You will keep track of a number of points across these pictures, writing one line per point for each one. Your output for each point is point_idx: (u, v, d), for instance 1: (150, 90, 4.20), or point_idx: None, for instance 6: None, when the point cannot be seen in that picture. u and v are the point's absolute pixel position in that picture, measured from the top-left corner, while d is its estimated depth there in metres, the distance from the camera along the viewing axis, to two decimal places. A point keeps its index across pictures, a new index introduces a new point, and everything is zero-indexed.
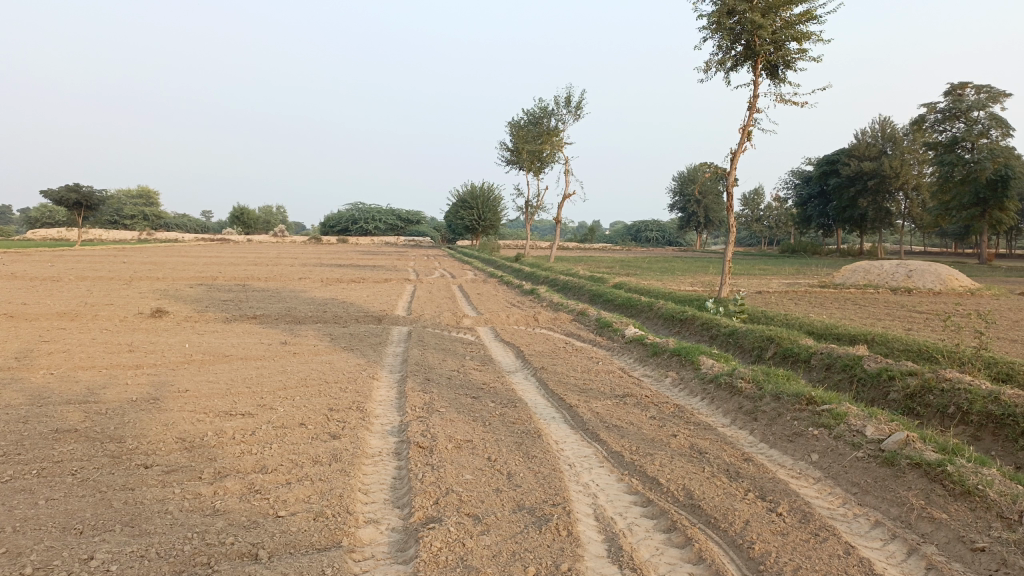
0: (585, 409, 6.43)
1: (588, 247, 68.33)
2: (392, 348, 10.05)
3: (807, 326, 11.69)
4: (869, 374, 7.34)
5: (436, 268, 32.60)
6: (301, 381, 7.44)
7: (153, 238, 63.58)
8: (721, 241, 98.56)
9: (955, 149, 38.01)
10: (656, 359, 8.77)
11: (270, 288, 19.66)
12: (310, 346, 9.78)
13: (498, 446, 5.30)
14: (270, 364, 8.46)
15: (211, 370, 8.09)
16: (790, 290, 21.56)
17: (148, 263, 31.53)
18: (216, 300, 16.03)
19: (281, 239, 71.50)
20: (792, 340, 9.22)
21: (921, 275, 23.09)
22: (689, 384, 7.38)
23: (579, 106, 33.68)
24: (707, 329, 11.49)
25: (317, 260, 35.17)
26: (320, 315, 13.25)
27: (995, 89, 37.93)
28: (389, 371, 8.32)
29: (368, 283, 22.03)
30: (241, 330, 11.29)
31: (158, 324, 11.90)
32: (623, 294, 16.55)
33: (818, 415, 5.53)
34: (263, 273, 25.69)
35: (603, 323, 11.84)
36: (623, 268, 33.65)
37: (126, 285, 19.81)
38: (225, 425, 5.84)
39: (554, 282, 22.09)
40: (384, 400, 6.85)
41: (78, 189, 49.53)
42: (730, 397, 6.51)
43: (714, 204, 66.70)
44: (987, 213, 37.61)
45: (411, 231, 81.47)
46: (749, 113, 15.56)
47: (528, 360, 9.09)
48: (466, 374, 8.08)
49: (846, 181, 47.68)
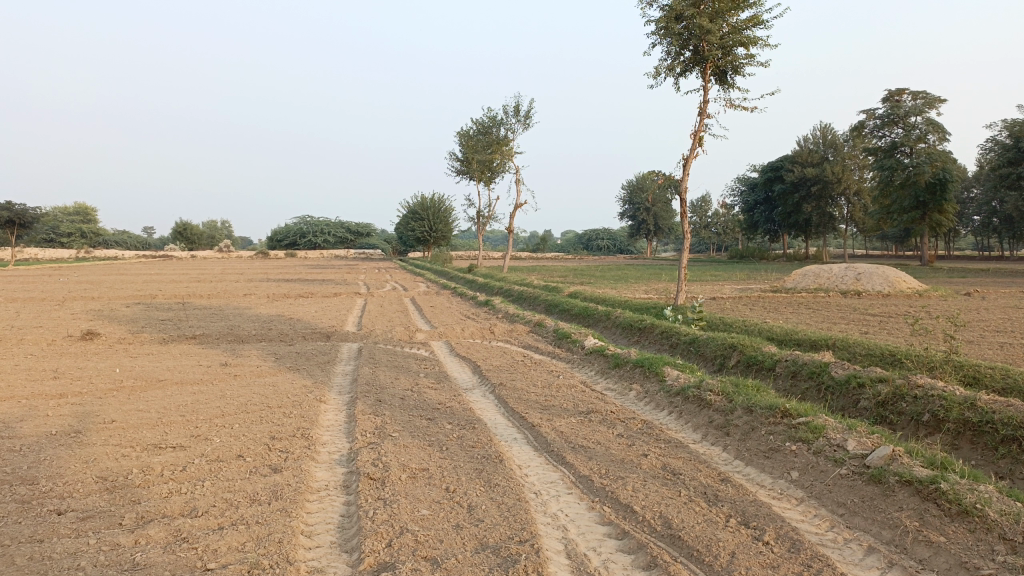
0: (548, 428, 6.04)
1: (540, 257, 68.25)
2: (341, 366, 9.52)
3: (766, 332, 11.54)
4: (837, 382, 7.13)
5: (387, 280, 31.98)
6: (241, 407, 6.89)
7: (92, 256, 61.26)
8: (671, 248, 99.59)
9: (894, 153, 38.89)
10: (619, 371, 8.44)
11: (213, 305, 18.83)
12: (253, 367, 9.20)
13: (457, 474, 4.87)
14: (208, 389, 7.87)
15: (143, 398, 7.47)
16: (743, 296, 21.57)
17: (84, 282, 30.14)
18: (154, 320, 15.21)
19: (227, 254, 69.70)
20: (755, 347, 8.99)
21: (870, 278, 23.38)
22: (655, 397, 7.05)
23: (528, 115, 33.48)
24: (666, 338, 11.24)
25: (264, 276, 34.20)
26: (264, 333, 12.60)
27: (930, 94, 38.98)
28: (337, 393, 7.81)
29: (317, 298, 21.36)
30: (180, 352, 10.61)
31: (89, 348, 11.13)
32: (579, 304, 16.25)
33: (794, 429, 5.23)
34: (206, 291, 24.69)
35: (561, 334, 11.49)
36: (576, 276, 33.52)
37: (58, 307, 18.76)
38: (154, 461, 5.28)
39: (508, 293, 21.69)
40: (332, 425, 6.35)
41: (9, 207, 47.43)
42: (699, 411, 6.19)
43: (663, 211, 67.32)
44: (927, 216, 38.41)
45: (361, 244, 80.32)
46: (700, 118, 15.46)
47: (485, 376, 8.67)
48: (420, 393, 7.61)
49: (791, 186, 48.48)
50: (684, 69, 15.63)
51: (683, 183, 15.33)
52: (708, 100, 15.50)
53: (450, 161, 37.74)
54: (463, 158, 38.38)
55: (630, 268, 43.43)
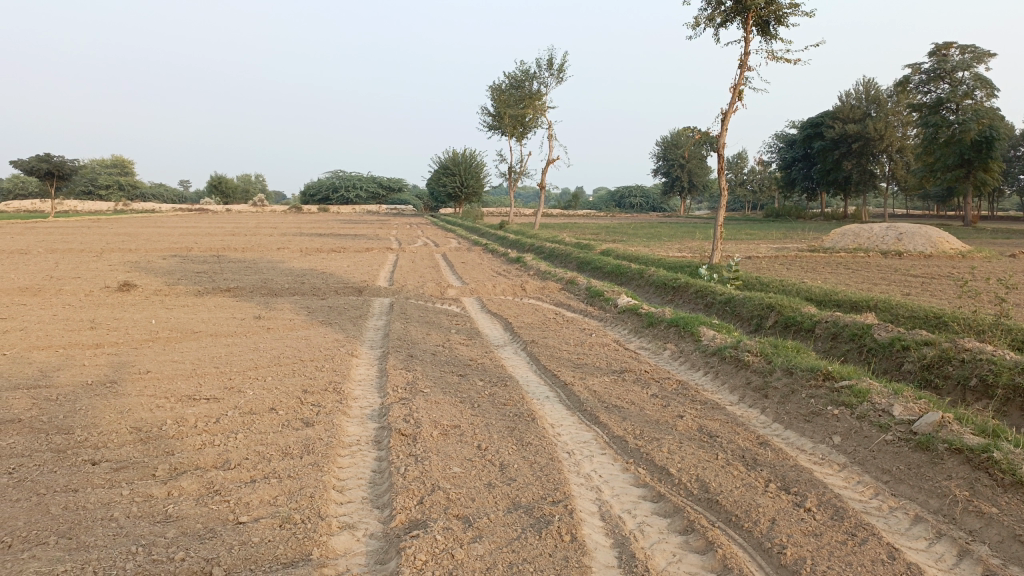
0: (581, 387, 5.94)
1: (572, 214, 67.73)
2: (373, 321, 9.50)
3: (804, 292, 11.28)
4: (880, 344, 6.92)
5: (418, 236, 31.94)
6: (273, 360, 6.89)
7: (130, 209, 62.07)
8: (705, 206, 98.09)
9: (939, 110, 37.54)
10: (652, 330, 8.29)
11: (246, 258, 18.97)
12: (285, 321, 9.22)
13: (488, 432, 4.80)
14: (241, 341, 7.90)
15: (178, 350, 7.51)
16: (780, 255, 21.15)
17: (122, 235, 30.55)
18: (189, 272, 15.35)
19: (261, 208, 70.28)
20: (794, 307, 8.77)
21: (911, 238, 22.77)
22: (690, 357, 6.91)
23: (562, 68, 32.84)
24: (701, 297, 11.05)
25: (297, 230, 34.38)
26: (296, 287, 12.61)
27: (980, 48, 37.44)
28: (369, 347, 7.77)
29: (349, 253, 21.42)
30: (214, 305, 10.67)
31: (125, 299, 11.25)
32: (612, 262, 16.03)
33: (837, 392, 5.07)
34: (240, 244, 24.87)
35: (593, 292, 11.35)
36: (609, 234, 33.21)
37: (97, 258, 19.00)
38: (187, 412, 5.29)
39: (540, 249, 21.49)
40: (363, 380, 6.31)
41: (48, 159, 48.05)
42: (736, 373, 6.04)
43: (698, 168, 66.19)
44: (971, 174, 37.40)
45: (393, 200, 80.32)
46: (740, 71, 14.96)
47: (516, 333, 8.58)
48: (451, 349, 7.55)
49: (830, 144, 47.23)
50: (725, 20, 15.09)
51: (720, 139, 14.93)
52: (749, 52, 14.97)
53: (482, 115, 37.28)
54: (496, 112, 37.88)
55: (664, 225, 42.87)
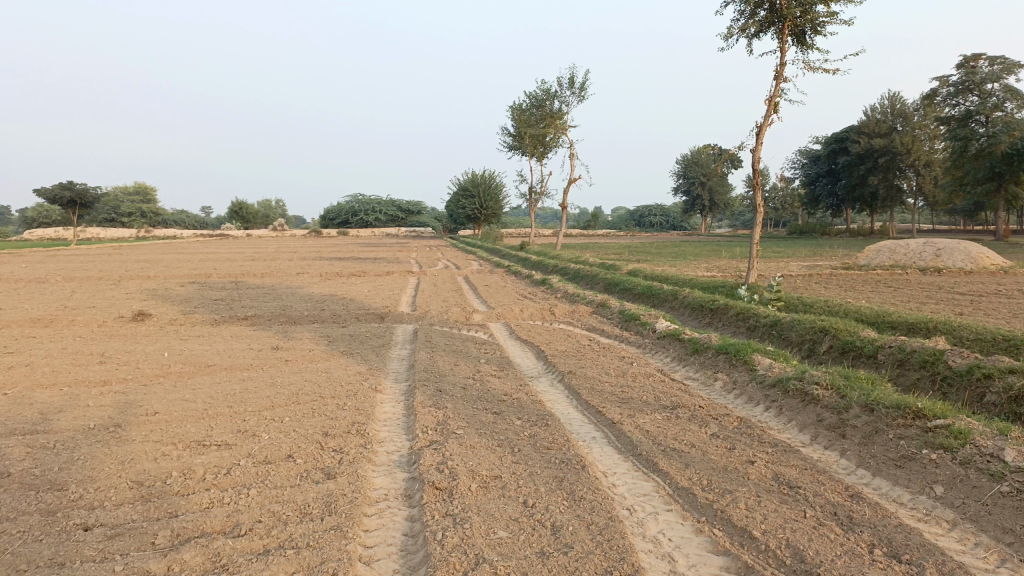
0: (631, 426, 5.33)
1: (593, 234, 67.13)
2: (397, 351, 8.95)
3: (852, 313, 10.60)
4: (958, 373, 6.26)
5: (439, 258, 31.51)
6: (291, 398, 6.35)
7: (151, 236, 62.33)
8: (726, 223, 97.14)
9: (968, 123, 36.65)
10: (699, 358, 7.66)
11: (266, 284, 18.58)
12: (304, 352, 8.69)
13: (533, 484, 4.20)
14: (258, 375, 7.38)
15: (191, 386, 7.00)
16: (814, 273, 20.41)
17: (141, 262, 30.36)
18: (208, 300, 14.92)
19: (281, 233, 70.40)
20: (851, 332, 8.11)
21: (951, 253, 21.94)
22: (746, 389, 6.29)
23: (583, 87, 32.45)
24: (743, 320, 10.41)
25: (317, 255, 34.12)
26: (317, 314, 12.13)
27: (1008, 59, 36.58)
28: (394, 381, 7.21)
29: (369, 277, 20.97)
30: (231, 335, 10.19)
31: (140, 329, 10.80)
32: (642, 283, 15.42)
33: (932, 434, 4.44)
34: (261, 270, 24.53)
35: (629, 315, 10.75)
36: (632, 253, 32.60)
37: (115, 286, 18.69)
38: (196, 462, 4.74)
39: (565, 271, 20.91)
40: (389, 420, 5.75)
41: (71, 186, 48.30)
42: (804, 409, 5.41)
43: (720, 186, 65.45)
44: (1002, 187, 36.27)
45: (412, 222, 80.25)
46: (775, 83, 14.41)
47: (551, 362, 7.98)
48: (483, 382, 6.97)
49: (855, 159, 46.42)
50: (758, 30, 14.58)
51: (755, 152, 14.33)
52: (784, 63, 14.43)
53: (502, 136, 36.97)
54: (516, 133, 37.57)
55: (687, 244, 42.24)
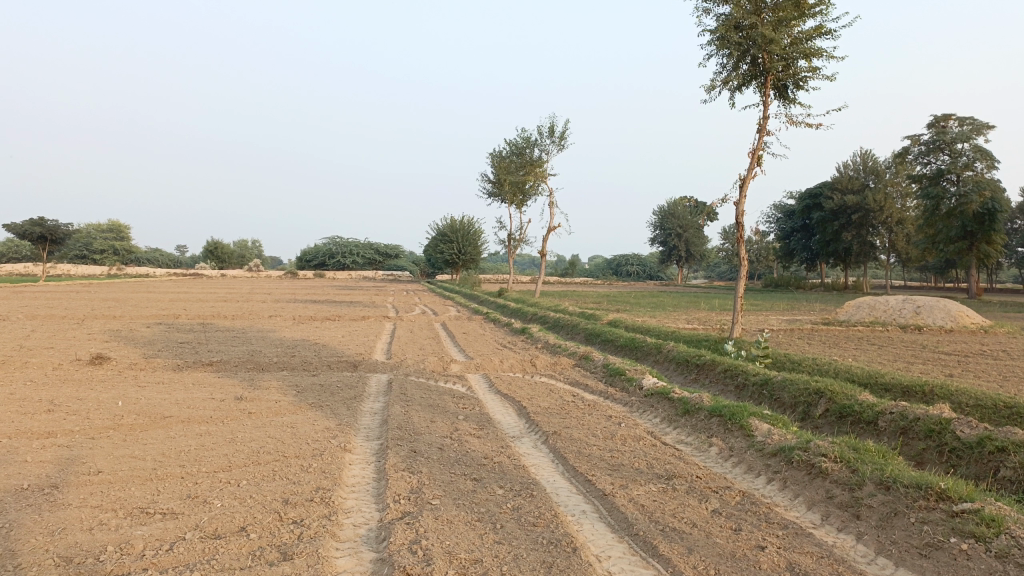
0: (625, 499, 4.85)
1: (571, 281, 67.02)
2: (369, 404, 8.41)
3: (843, 373, 10.27)
4: (967, 445, 5.89)
5: (415, 303, 31.03)
6: (251, 457, 5.79)
7: (123, 274, 61.20)
8: (701, 274, 97.71)
9: (940, 181, 37.17)
10: (690, 420, 7.23)
11: (235, 327, 17.95)
12: (270, 403, 8.12)
13: (518, 570, 3.71)
14: (217, 430, 6.81)
15: (142, 441, 6.41)
16: (794, 328, 20.22)
17: (109, 300, 29.50)
18: (172, 343, 14.27)
19: (256, 273, 69.55)
20: (848, 394, 7.76)
21: (930, 311, 21.89)
22: (744, 456, 5.87)
23: (564, 137, 32.53)
24: (731, 377, 10.04)
25: (291, 297, 33.47)
26: (286, 361, 11.56)
27: (978, 121, 37.25)
28: (364, 439, 6.68)
29: (344, 321, 20.41)
30: (193, 382, 9.59)
31: (96, 374, 10.16)
32: (624, 335, 15.05)
33: (959, 520, 4.05)
34: (232, 311, 23.83)
35: (613, 370, 10.34)
36: (611, 303, 32.38)
37: (77, 326, 17.96)
38: (135, 535, 4.18)
39: (544, 319, 20.51)
40: (358, 485, 5.23)
41: (42, 222, 47.31)
42: (811, 484, 5.01)
43: (697, 238, 65.86)
44: (974, 247, 36.61)
45: (389, 266, 79.76)
46: (759, 136, 14.32)
47: (533, 420, 7.49)
48: (461, 443, 6.46)
49: (830, 215, 46.93)
50: (741, 83, 14.52)
51: (740, 205, 14.15)
52: (767, 116, 14.35)
53: (482, 181, 36.89)
54: (496, 179, 37.53)
55: (666, 295, 42.16)
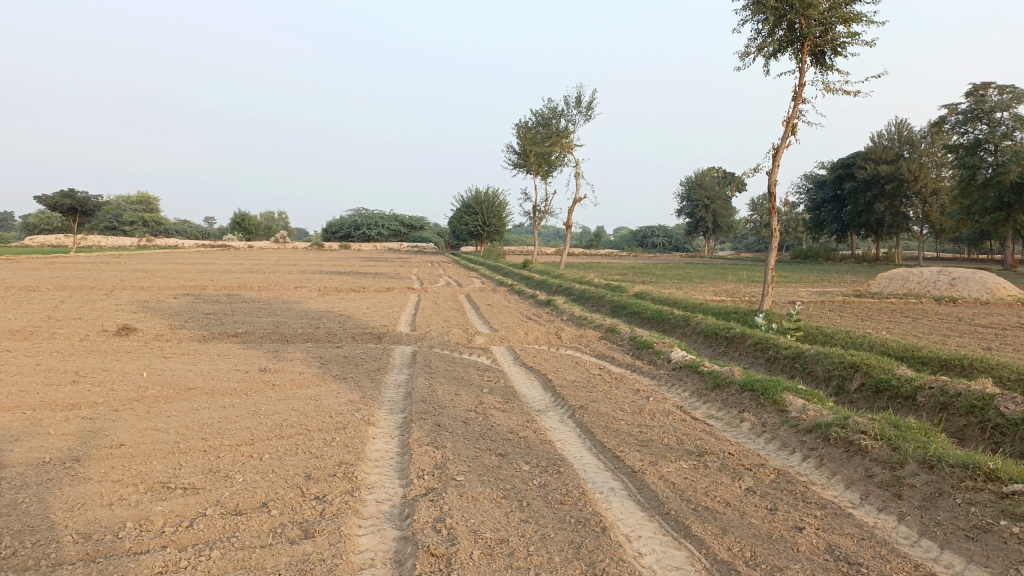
0: (655, 477, 4.70)
1: (596, 253, 66.58)
2: (393, 376, 8.32)
3: (878, 346, 9.99)
4: (1013, 421, 5.64)
5: (440, 275, 30.98)
6: (273, 431, 5.72)
7: (152, 245, 61.85)
8: (728, 245, 96.61)
9: (977, 151, 36.14)
10: (720, 395, 7.05)
11: (261, 298, 18.01)
12: (293, 375, 8.06)
13: (545, 550, 3.57)
14: (240, 402, 6.75)
15: (165, 413, 6.37)
16: (825, 300, 19.84)
17: (138, 271, 29.78)
18: (199, 314, 14.32)
19: (283, 245, 69.94)
20: (885, 369, 7.51)
21: (966, 283, 21.34)
22: (778, 433, 5.68)
23: (590, 106, 32.02)
24: (761, 349, 9.82)
25: (317, 268, 33.55)
26: (311, 333, 11.51)
27: (1018, 89, 36.05)
28: (388, 412, 6.59)
29: (369, 293, 20.39)
30: (218, 353, 9.58)
31: (123, 345, 10.19)
32: (651, 306, 14.83)
33: (1010, 503, 3.83)
34: (258, 283, 23.95)
35: (640, 343, 10.16)
36: (637, 275, 32.07)
37: (106, 297, 18.12)
38: (156, 511, 4.12)
39: (570, 291, 20.32)
40: (381, 460, 5.13)
41: (73, 194, 47.84)
42: (849, 463, 4.82)
43: (724, 209, 64.99)
44: (1011, 218, 35.63)
45: (414, 238, 79.81)
46: (794, 104, 13.90)
47: (559, 393, 7.35)
48: (486, 417, 6.34)
49: (862, 185, 45.95)
50: (776, 49, 14.08)
51: (772, 174, 13.79)
52: (803, 83, 13.91)
53: (507, 152, 36.59)
54: (521, 150, 37.18)
55: (692, 266, 41.72)
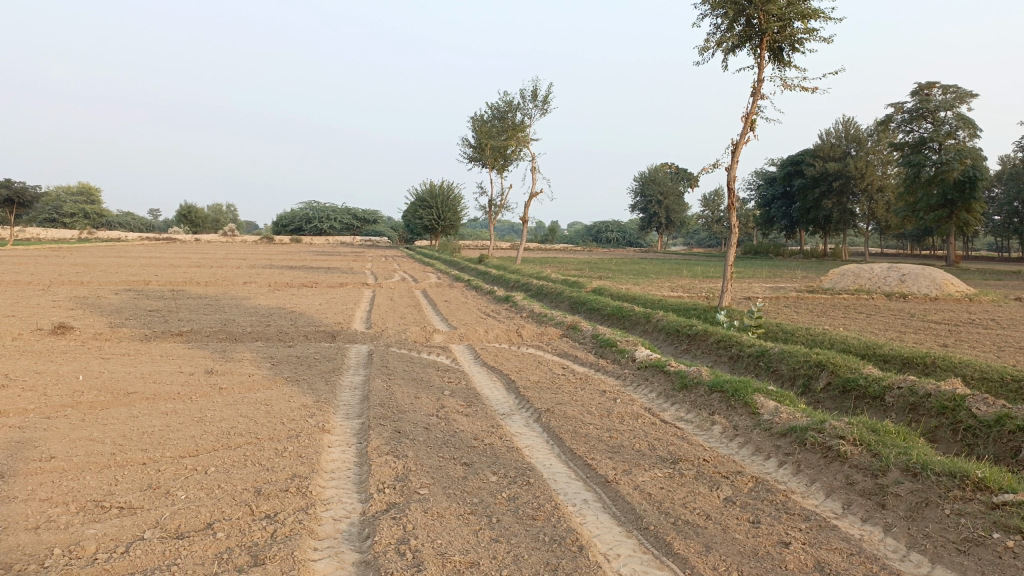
0: (630, 487, 4.45)
1: (551, 248, 66.55)
2: (349, 379, 7.94)
3: (839, 343, 9.96)
4: (985, 422, 5.57)
5: (395, 270, 30.47)
6: (221, 440, 5.33)
7: (94, 238, 59.79)
8: (680, 241, 97.65)
9: (922, 149, 36.91)
10: (688, 396, 6.86)
11: (208, 294, 17.35)
12: (242, 377, 7.63)
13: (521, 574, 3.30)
14: (184, 408, 6.32)
15: (101, 421, 5.90)
16: (779, 296, 19.98)
17: (79, 265, 28.61)
18: (141, 311, 13.67)
19: (232, 238, 68.26)
20: (851, 368, 7.43)
21: (915, 279, 21.74)
22: (751, 437, 5.50)
23: (546, 100, 31.78)
24: (724, 347, 9.70)
25: (267, 262, 32.78)
26: (261, 331, 11.03)
27: (961, 89, 36.94)
28: (344, 418, 6.23)
29: (321, 288, 19.86)
30: (161, 354, 9.06)
31: (58, 345, 9.58)
32: (611, 303, 14.68)
33: (1002, 514, 3.69)
34: (206, 277, 23.15)
35: (603, 341, 9.95)
36: (593, 269, 32.03)
37: (43, 292, 17.27)
38: (87, 534, 3.71)
39: (527, 286, 20.06)
40: (338, 472, 4.79)
41: (8, 184, 45.87)
42: (828, 470, 4.66)
43: (677, 204, 65.51)
44: (953, 215, 36.55)
45: (367, 231, 78.77)
46: (753, 99, 13.85)
47: (522, 396, 7.07)
48: (448, 422, 6.02)
49: (811, 182, 46.70)
50: (735, 44, 14.02)
51: (731, 170, 13.71)
52: (761, 79, 13.88)
53: (462, 146, 36.23)
54: (476, 144, 36.84)
55: (648, 262, 41.93)
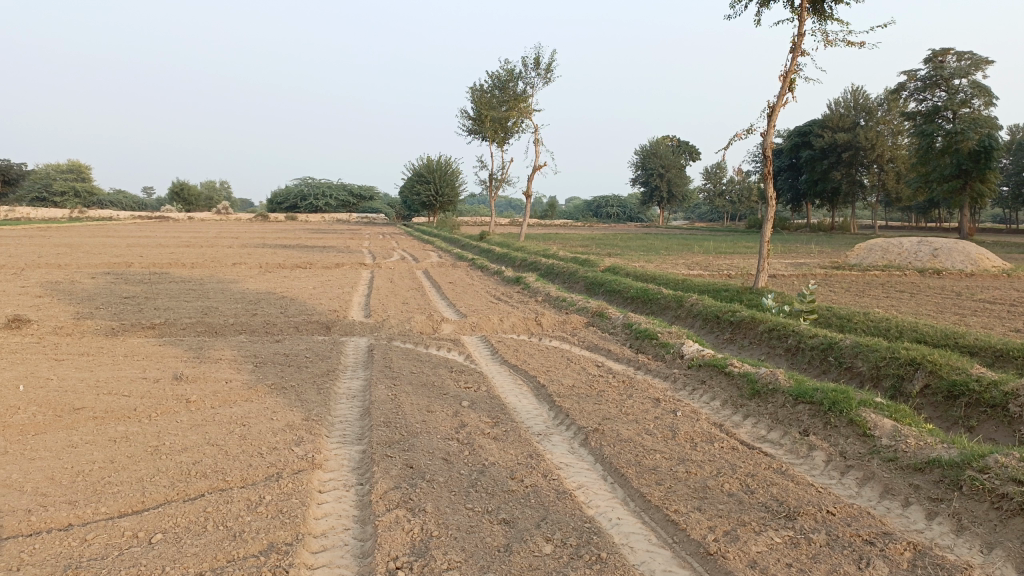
0: (744, 564, 3.15)
1: (553, 225, 64.83)
2: (346, 384, 6.63)
3: (909, 331, 8.61)
4: None
5: (394, 248, 29.04)
6: (174, 489, 3.98)
7: (84, 217, 58.19)
8: (681, 215, 95.88)
9: (935, 118, 35.20)
10: (764, 407, 5.56)
11: (192, 278, 15.95)
12: (216, 386, 6.30)
13: None
14: (138, 434, 4.99)
15: (27, 455, 4.58)
16: (805, 272, 18.60)
17: (62, 247, 27.06)
18: (114, 299, 12.27)
19: (225, 216, 66.57)
20: (955, 367, 6.13)
21: (949, 254, 20.34)
22: (876, 471, 4.19)
23: (549, 68, 30.14)
24: (778, 337, 8.39)
25: (261, 241, 31.29)
26: (246, 322, 9.69)
27: (977, 54, 35.09)
28: (341, 445, 4.92)
29: (316, 270, 18.47)
30: (127, 353, 7.73)
31: (9, 343, 8.26)
32: (633, 283, 13.34)
33: None
34: (193, 259, 21.69)
35: (640, 332, 8.60)
36: (600, 246, 30.61)
37: (12, 277, 15.83)
38: None
39: (536, 266, 18.63)
40: (332, 538, 3.50)
41: None
42: (1007, 531, 3.39)
43: (679, 177, 63.70)
44: (968, 185, 34.94)
45: (363, 208, 77.04)
46: (792, 57, 12.43)
47: (559, 407, 5.76)
48: (473, 449, 4.71)
49: (818, 153, 45.03)
50: None
51: (767, 135, 12.31)
52: (801, 33, 12.43)
53: (462, 118, 34.67)
54: (476, 116, 35.24)
55: (655, 237, 40.49)
